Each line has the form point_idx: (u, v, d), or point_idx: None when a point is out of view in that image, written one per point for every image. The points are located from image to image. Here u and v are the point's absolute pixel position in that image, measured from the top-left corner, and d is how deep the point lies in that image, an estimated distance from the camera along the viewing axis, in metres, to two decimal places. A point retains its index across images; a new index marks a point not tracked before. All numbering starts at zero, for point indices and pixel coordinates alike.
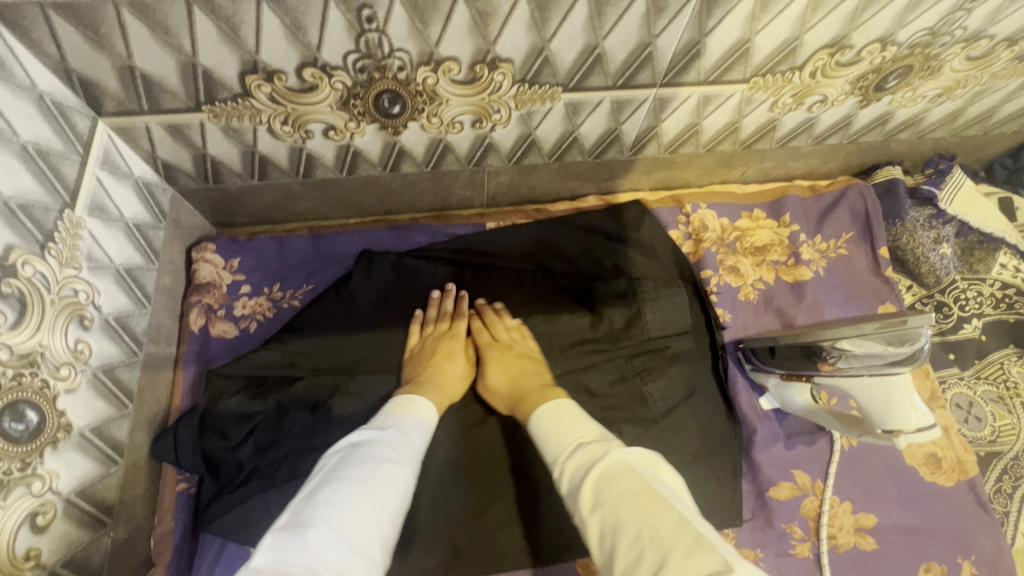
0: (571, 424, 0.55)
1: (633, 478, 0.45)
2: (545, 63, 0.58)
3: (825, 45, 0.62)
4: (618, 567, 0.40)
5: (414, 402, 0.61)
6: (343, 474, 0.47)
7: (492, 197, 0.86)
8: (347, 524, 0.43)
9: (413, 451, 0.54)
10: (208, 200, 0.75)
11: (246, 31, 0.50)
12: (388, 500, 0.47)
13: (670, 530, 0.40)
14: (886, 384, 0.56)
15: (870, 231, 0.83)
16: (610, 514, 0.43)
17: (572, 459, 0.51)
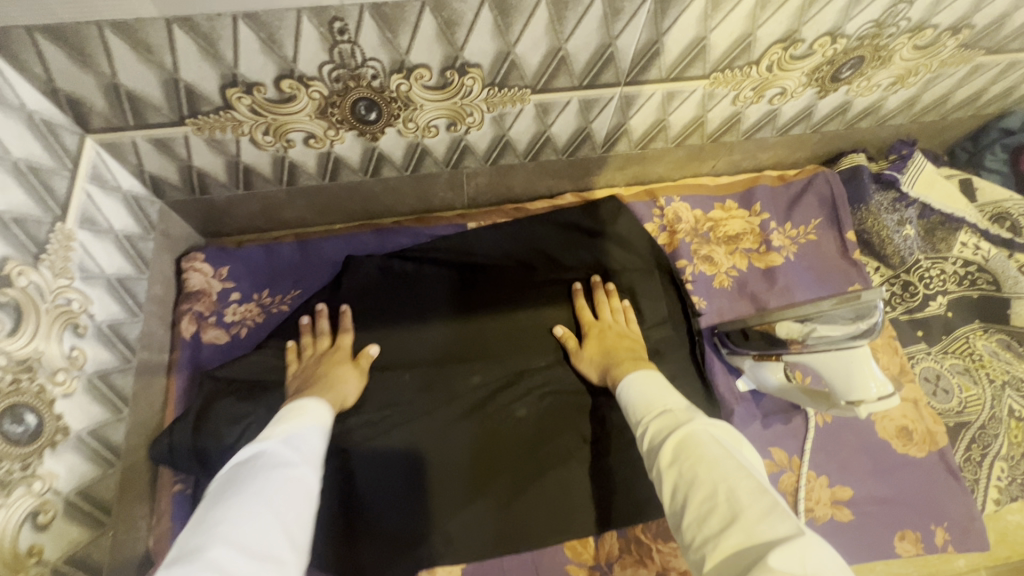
0: (659, 394, 0.59)
1: (716, 446, 0.48)
2: (512, 67, 0.61)
3: (778, 40, 0.65)
4: (689, 517, 0.44)
5: (303, 406, 0.59)
6: (237, 491, 0.45)
7: (472, 198, 0.89)
8: (249, 535, 0.41)
9: (312, 454, 0.53)
10: (195, 211, 0.78)
11: (224, 47, 0.53)
12: (291, 506, 0.46)
13: (749, 493, 0.42)
14: (846, 357, 0.58)
15: (837, 217, 0.87)
16: (686, 471, 0.47)
17: (659, 424, 0.55)
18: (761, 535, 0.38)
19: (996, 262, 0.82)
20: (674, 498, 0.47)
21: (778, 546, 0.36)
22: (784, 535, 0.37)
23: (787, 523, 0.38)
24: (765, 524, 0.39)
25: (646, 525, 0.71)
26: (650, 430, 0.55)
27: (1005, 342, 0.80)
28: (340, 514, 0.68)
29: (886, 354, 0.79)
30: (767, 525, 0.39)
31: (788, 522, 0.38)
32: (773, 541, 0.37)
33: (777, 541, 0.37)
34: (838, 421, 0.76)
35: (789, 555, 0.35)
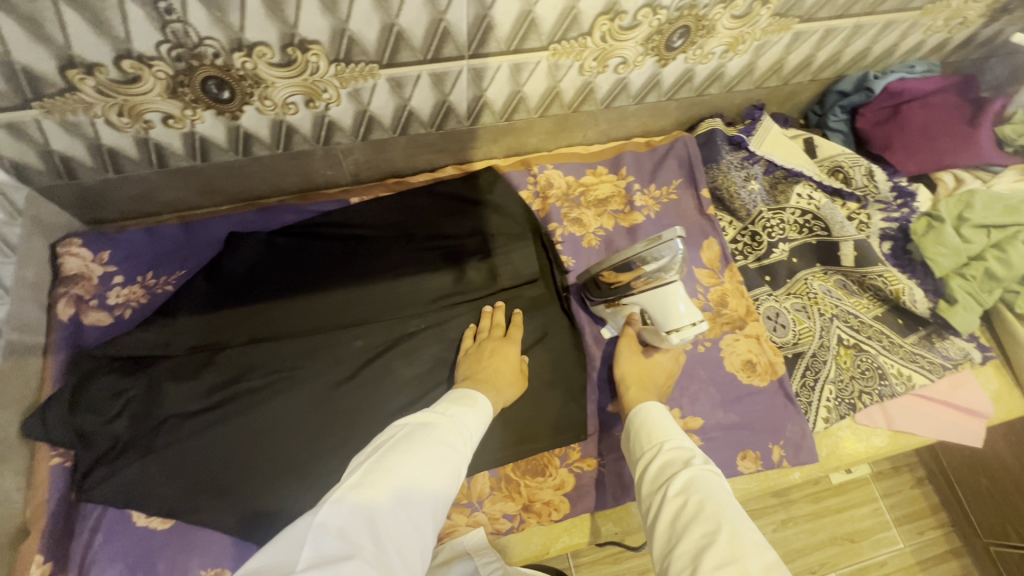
0: (678, 430, 0.63)
1: (727, 496, 0.52)
2: (351, 43, 0.66)
3: (601, 12, 0.71)
4: (685, 547, 0.48)
5: (474, 395, 0.67)
6: (405, 448, 0.53)
7: (355, 174, 0.93)
8: (409, 500, 0.49)
9: (469, 440, 0.60)
10: (69, 197, 0.79)
11: (51, 28, 0.55)
12: (446, 477, 0.53)
13: (753, 546, 0.46)
14: (662, 292, 0.71)
15: (693, 176, 0.95)
16: (694, 502, 0.51)
17: (670, 455, 0.59)
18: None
19: (826, 209, 0.91)
20: (670, 529, 0.51)
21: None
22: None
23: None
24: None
25: (516, 465, 0.77)
26: (663, 455, 0.59)
27: (841, 283, 0.91)
28: (221, 474, 0.71)
29: (734, 297, 0.87)
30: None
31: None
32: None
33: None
34: (690, 359, 0.84)
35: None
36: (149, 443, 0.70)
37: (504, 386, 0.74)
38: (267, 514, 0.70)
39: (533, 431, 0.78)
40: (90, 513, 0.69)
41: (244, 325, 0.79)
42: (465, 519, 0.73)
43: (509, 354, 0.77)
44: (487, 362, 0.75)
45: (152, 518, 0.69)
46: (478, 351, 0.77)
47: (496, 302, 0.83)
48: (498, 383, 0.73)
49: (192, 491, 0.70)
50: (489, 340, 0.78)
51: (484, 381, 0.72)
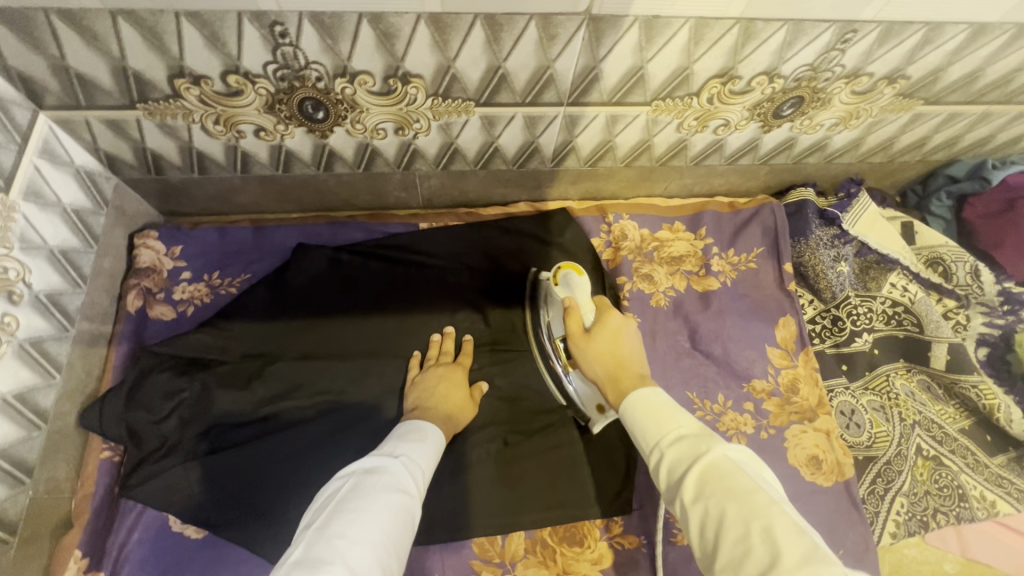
0: (665, 410, 0.51)
1: (741, 475, 0.43)
2: (454, 80, 0.64)
3: (715, 75, 0.67)
4: (722, 563, 0.39)
5: (424, 428, 0.64)
6: (353, 502, 0.50)
7: (427, 199, 0.91)
8: (361, 560, 0.45)
9: (421, 480, 0.57)
10: (152, 190, 0.81)
11: (169, 40, 0.56)
12: (399, 529, 0.50)
13: (783, 533, 0.38)
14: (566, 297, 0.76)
15: (777, 247, 0.89)
16: (713, 507, 0.41)
17: (672, 451, 0.47)
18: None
19: (920, 304, 0.85)
20: (702, 540, 0.42)
21: None
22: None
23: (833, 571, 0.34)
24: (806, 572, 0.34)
25: (553, 529, 0.74)
26: (661, 455, 0.48)
27: (924, 384, 0.84)
28: (256, 492, 0.70)
29: (807, 385, 0.82)
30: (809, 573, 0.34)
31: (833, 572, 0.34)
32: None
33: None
34: (752, 445, 0.78)
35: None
36: (195, 450, 0.70)
37: (457, 415, 0.73)
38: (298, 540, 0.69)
39: (573, 494, 0.75)
40: (128, 512, 0.68)
41: (298, 339, 0.78)
42: None
43: (458, 379, 0.75)
44: (438, 391, 0.73)
45: (186, 525, 0.68)
46: (425, 380, 0.74)
47: (447, 330, 0.81)
48: (450, 409, 0.72)
49: (228, 504, 0.69)
50: (437, 367, 0.76)
51: (434, 412, 0.70)
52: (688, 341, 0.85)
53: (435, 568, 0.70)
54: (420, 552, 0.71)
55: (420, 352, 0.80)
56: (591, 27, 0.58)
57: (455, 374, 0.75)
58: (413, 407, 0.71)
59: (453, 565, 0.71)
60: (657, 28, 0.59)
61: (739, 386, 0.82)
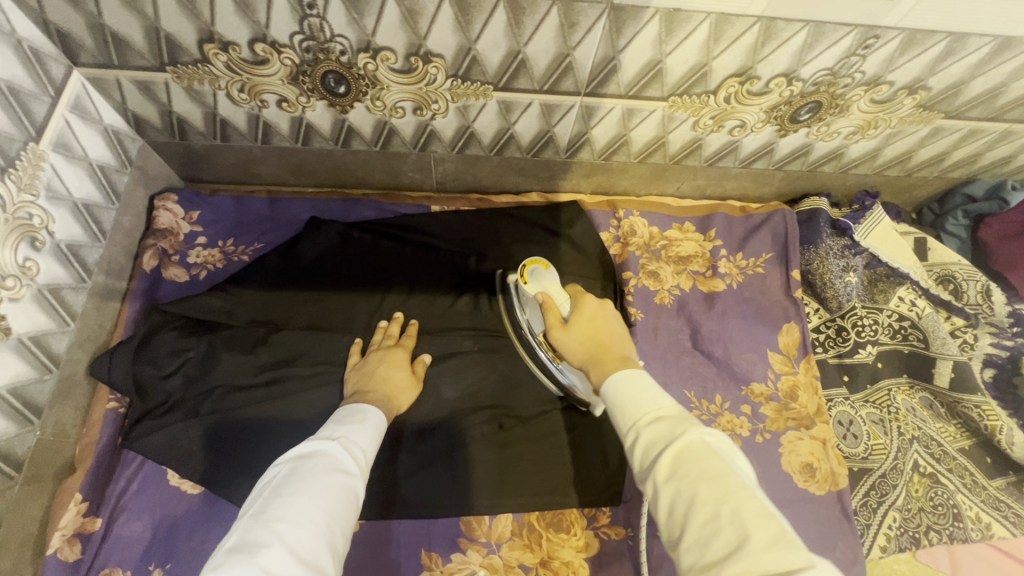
0: (649, 393, 0.50)
1: (716, 458, 0.42)
2: (474, 62, 0.65)
3: (733, 74, 0.68)
4: (688, 542, 0.40)
5: (363, 410, 0.64)
6: (290, 488, 0.49)
7: (440, 183, 0.92)
8: (300, 544, 0.45)
9: (363, 458, 0.58)
10: (175, 154, 0.83)
11: (201, 4, 0.58)
12: (341, 507, 0.50)
13: (753, 518, 0.38)
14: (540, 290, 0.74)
15: (786, 254, 0.89)
16: (685, 489, 0.41)
17: (647, 432, 0.46)
18: (767, 571, 0.35)
19: (928, 320, 0.84)
20: (669, 518, 0.42)
21: None
22: (792, 571, 0.35)
23: (798, 555, 0.36)
24: (773, 554, 0.36)
25: (541, 514, 0.74)
26: (637, 435, 0.47)
27: (927, 401, 0.83)
28: (252, 454, 0.71)
29: (806, 393, 0.81)
30: (777, 555, 0.36)
31: (796, 558, 0.35)
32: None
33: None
34: (746, 448, 0.78)
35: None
36: (197, 407, 0.72)
37: (399, 395, 0.73)
38: None
39: (564, 480, 0.76)
40: (129, 463, 0.70)
41: (305, 309, 0.80)
42: (479, 560, 0.71)
43: (399, 360, 0.75)
44: (378, 373, 0.72)
45: (183, 481, 0.70)
46: (367, 364, 0.74)
47: (393, 315, 0.80)
48: (390, 390, 0.72)
49: (224, 463, 0.71)
50: (378, 351, 0.76)
51: (374, 393, 0.70)
52: (689, 340, 0.85)
53: (422, 543, 0.71)
54: (408, 525, 0.72)
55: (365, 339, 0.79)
56: (612, 17, 0.59)
57: (397, 355, 0.75)
58: (353, 390, 0.71)
59: (439, 541, 0.72)
60: (677, 22, 0.60)
61: (737, 389, 0.82)
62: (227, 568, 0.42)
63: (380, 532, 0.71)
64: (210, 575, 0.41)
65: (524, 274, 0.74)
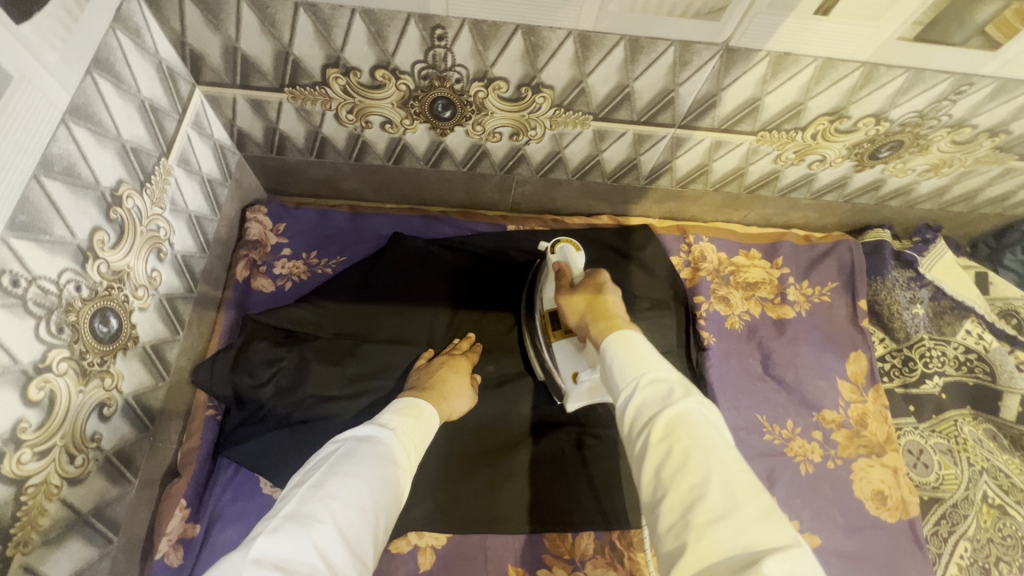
0: (649, 359, 0.53)
1: (711, 431, 0.45)
2: (582, 93, 0.68)
3: (826, 113, 0.70)
4: (670, 500, 0.41)
5: (419, 406, 0.63)
6: (346, 467, 0.49)
7: (516, 204, 0.95)
8: (351, 527, 0.44)
9: (413, 453, 0.56)
10: (268, 169, 0.86)
11: (336, 33, 0.60)
12: (390, 497, 0.49)
13: (742, 491, 0.40)
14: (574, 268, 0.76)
15: (853, 283, 0.92)
16: (677, 451, 0.43)
17: (647, 391, 0.50)
18: (752, 540, 0.36)
19: (995, 353, 0.87)
20: (654, 478, 0.44)
21: (765, 551, 0.35)
22: (778, 543, 0.36)
23: (784, 534, 0.37)
24: (759, 527, 0.37)
25: (622, 533, 0.75)
26: (635, 391, 0.50)
27: (991, 432, 0.84)
28: None
29: (875, 421, 0.84)
30: (763, 529, 0.37)
31: (786, 535, 0.37)
32: (770, 548, 0.36)
33: (772, 550, 0.35)
34: (818, 474, 0.80)
35: (782, 565, 0.34)
36: (287, 418, 0.73)
37: (450, 396, 0.71)
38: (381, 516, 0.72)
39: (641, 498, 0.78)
40: (224, 469, 0.71)
41: (390, 323, 0.82)
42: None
43: (459, 367, 0.75)
44: (439, 373, 0.73)
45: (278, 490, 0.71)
46: (430, 366, 0.76)
47: (466, 334, 0.83)
48: (444, 391, 0.70)
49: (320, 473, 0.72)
50: (443, 356, 0.77)
51: (434, 389, 0.70)
52: (760, 365, 0.87)
53: (509, 558, 0.73)
54: (495, 540, 0.74)
55: (433, 352, 0.80)
56: (724, 58, 0.62)
57: (457, 361, 0.76)
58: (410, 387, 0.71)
59: (526, 555, 0.73)
60: (785, 64, 0.63)
61: (808, 415, 0.84)
62: (282, 535, 0.42)
63: (467, 546, 0.73)
64: (266, 539, 0.41)
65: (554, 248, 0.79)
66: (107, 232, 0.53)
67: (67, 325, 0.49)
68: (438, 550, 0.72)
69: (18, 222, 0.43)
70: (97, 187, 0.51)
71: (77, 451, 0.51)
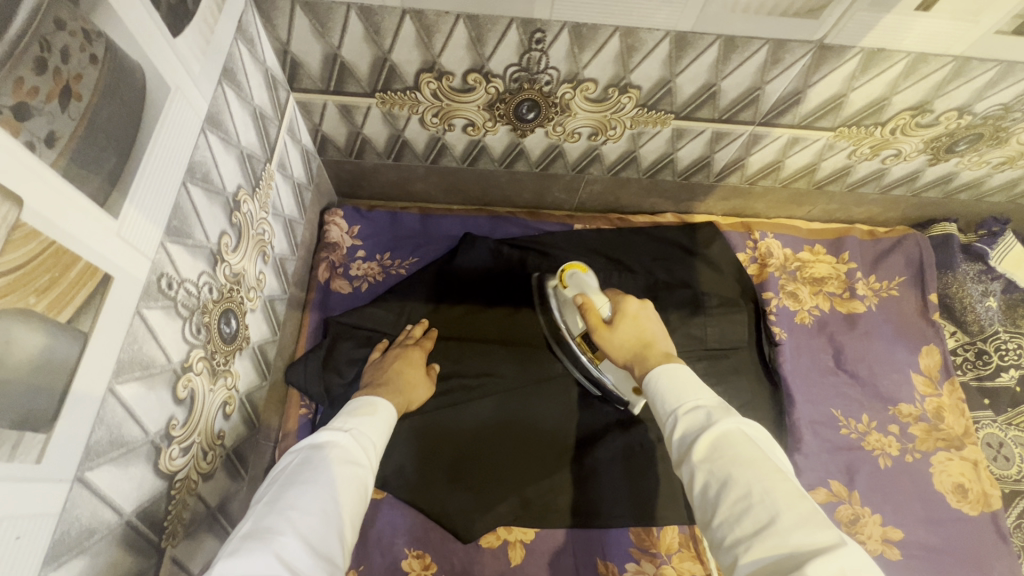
0: (689, 384, 0.49)
1: (753, 449, 0.42)
2: (668, 93, 0.69)
3: (909, 107, 0.71)
4: (720, 518, 0.40)
5: (374, 403, 0.61)
6: (304, 475, 0.47)
7: (581, 203, 0.97)
8: (314, 532, 0.43)
9: (374, 449, 0.55)
10: (344, 172, 0.88)
11: (437, 38, 0.61)
12: (352, 496, 0.48)
13: (784, 499, 0.39)
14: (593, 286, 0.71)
15: (922, 277, 0.91)
16: (720, 470, 0.41)
17: (687, 419, 0.46)
18: (798, 546, 0.36)
19: None
20: (704, 499, 0.42)
21: (811, 554, 0.35)
22: (823, 546, 0.35)
23: (829, 533, 0.36)
24: (804, 532, 0.36)
25: None
26: (675, 419, 0.47)
27: None
28: (435, 461, 0.75)
29: (952, 414, 0.84)
30: (807, 533, 0.36)
31: (832, 535, 0.36)
32: (815, 552, 0.35)
33: (816, 554, 0.34)
34: (897, 467, 0.80)
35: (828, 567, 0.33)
36: None
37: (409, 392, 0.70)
38: (472, 511, 0.73)
39: None
40: None
41: (466, 322, 0.83)
42: (652, 569, 0.73)
43: (414, 360, 0.74)
44: (392, 368, 0.71)
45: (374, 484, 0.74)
46: (384, 361, 0.74)
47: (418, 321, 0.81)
48: (404, 387, 0.69)
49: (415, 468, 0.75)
50: (397, 348, 0.75)
51: (388, 386, 0.68)
52: (832, 360, 0.87)
53: (597, 552, 0.74)
54: (582, 534, 0.75)
55: (388, 340, 0.79)
56: (816, 55, 0.63)
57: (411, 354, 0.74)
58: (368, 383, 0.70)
59: (613, 550, 0.74)
60: (877, 60, 0.63)
61: (884, 409, 0.84)
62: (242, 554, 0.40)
63: (556, 540, 0.74)
64: (224, 562, 0.39)
65: (562, 279, 0.74)
66: (230, 235, 0.55)
67: (203, 326, 0.51)
68: (527, 544, 0.74)
69: (172, 226, 0.45)
70: (223, 193, 0.53)
71: (208, 448, 0.53)
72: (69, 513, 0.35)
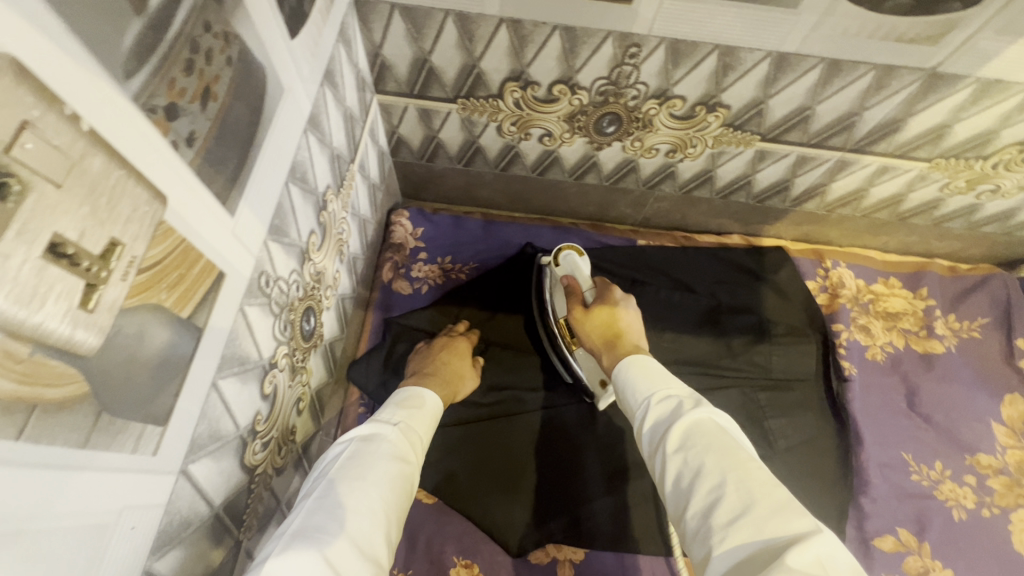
0: (661, 376, 0.50)
1: (724, 436, 0.41)
2: (758, 114, 0.66)
3: (1018, 142, 0.67)
4: (692, 510, 0.38)
5: (420, 397, 0.59)
6: (354, 471, 0.45)
7: (646, 218, 0.95)
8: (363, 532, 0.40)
9: (419, 446, 0.52)
10: (413, 175, 0.89)
11: (530, 48, 0.61)
12: (401, 495, 0.45)
13: (758, 487, 0.37)
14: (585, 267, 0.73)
15: (1008, 320, 0.86)
16: (694, 458, 0.40)
17: (659, 409, 0.46)
18: (768, 537, 0.34)
19: None
20: (676, 492, 0.41)
21: (783, 543, 0.32)
22: (798, 534, 0.33)
23: (803, 521, 0.34)
24: (776, 520, 0.34)
25: None
26: (648, 409, 0.47)
27: None
28: (487, 471, 0.74)
29: None
30: (782, 521, 0.34)
31: (802, 522, 0.34)
32: (791, 541, 0.33)
33: (792, 543, 0.32)
34: (972, 521, 0.75)
35: (805, 556, 0.31)
36: None
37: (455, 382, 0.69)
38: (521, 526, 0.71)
39: None
40: None
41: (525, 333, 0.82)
42: None
43: (462, 350, 0.74)
44: (438, 359, 0.71)
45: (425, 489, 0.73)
46: (431, 350, 0.74)
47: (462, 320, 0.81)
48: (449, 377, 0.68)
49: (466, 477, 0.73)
50: (442, 338, 0.75)
51: (434, 376, 0.67)
52: (905, 400, 0.83)
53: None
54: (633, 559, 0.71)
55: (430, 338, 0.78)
56: (925, 84, 0.60)
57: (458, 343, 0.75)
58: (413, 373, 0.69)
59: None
60: (991, 92, 0.60)
61: (960, 457, 0.79)
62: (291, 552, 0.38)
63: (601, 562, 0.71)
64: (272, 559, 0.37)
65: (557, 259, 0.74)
66: (317, 235, 0.55)
67: (289, 323, 0.51)
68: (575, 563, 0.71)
69: (274, 225, 0.45)
70: (316, 192, 0.54)
71: (282, 443, 0.54)
72: (172, 505, 0.36)
